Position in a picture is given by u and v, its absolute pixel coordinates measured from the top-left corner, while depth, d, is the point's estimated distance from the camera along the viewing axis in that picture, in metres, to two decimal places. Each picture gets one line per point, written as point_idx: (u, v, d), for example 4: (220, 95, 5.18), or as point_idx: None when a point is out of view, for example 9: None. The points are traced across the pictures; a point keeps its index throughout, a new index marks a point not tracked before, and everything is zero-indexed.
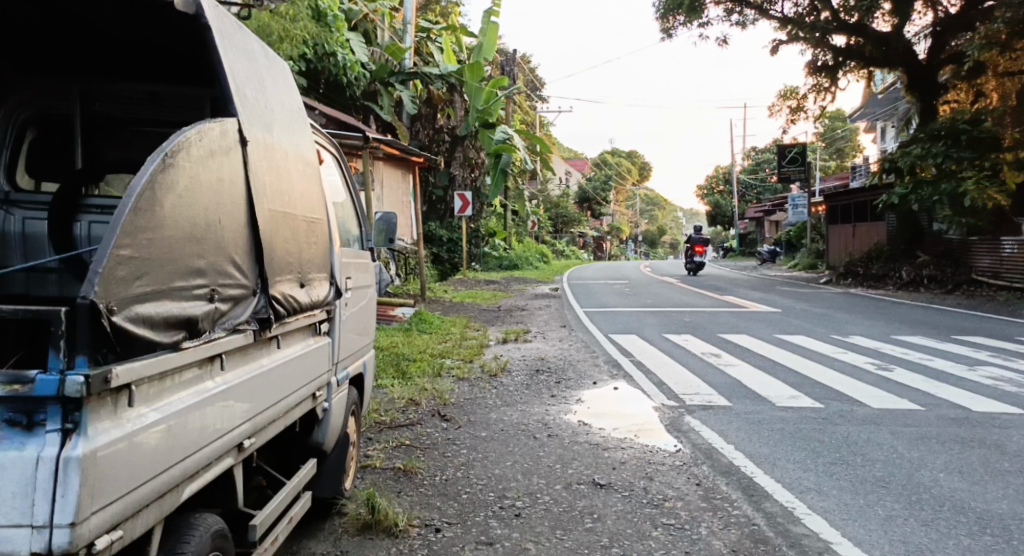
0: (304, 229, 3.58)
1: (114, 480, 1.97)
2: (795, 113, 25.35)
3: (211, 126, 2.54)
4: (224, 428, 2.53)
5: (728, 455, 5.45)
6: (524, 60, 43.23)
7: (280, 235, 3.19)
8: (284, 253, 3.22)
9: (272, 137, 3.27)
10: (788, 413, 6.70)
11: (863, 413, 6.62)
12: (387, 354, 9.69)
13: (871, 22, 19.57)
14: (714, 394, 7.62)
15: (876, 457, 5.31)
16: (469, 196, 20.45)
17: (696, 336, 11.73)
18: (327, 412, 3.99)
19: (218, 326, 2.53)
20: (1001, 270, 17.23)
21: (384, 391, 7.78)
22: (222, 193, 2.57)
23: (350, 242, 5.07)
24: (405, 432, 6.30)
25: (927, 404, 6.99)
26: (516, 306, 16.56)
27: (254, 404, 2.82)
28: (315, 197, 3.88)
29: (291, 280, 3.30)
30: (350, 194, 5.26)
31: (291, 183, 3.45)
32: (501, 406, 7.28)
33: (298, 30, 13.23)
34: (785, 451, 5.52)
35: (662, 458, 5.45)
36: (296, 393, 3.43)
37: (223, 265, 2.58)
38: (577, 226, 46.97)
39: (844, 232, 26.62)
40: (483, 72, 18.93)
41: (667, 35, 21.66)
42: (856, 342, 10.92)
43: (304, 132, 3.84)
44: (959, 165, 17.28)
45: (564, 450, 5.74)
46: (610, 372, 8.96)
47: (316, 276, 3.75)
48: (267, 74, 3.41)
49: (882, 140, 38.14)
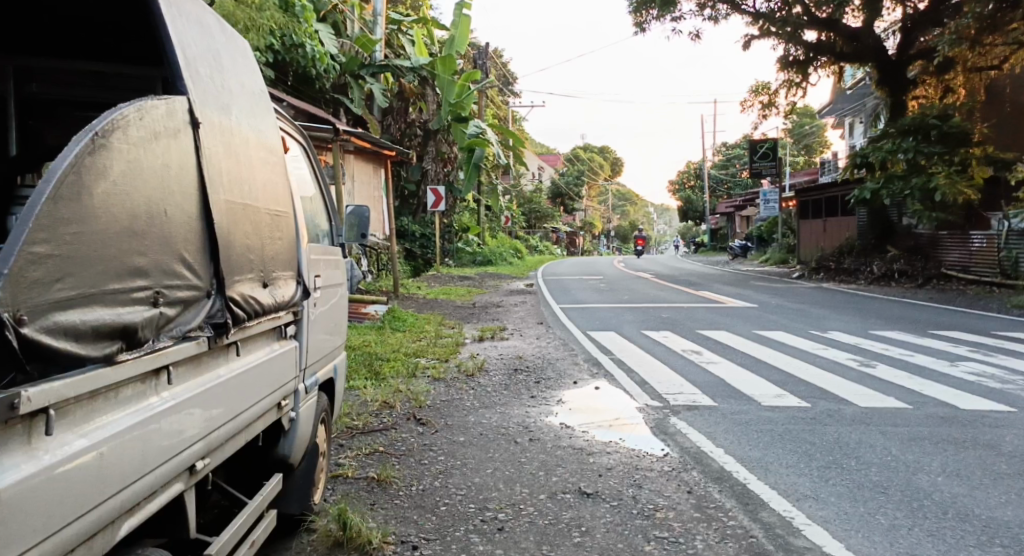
0: (267, 223, 3.25)
1: (25, 523, 1.65)
2: (767, 108, 25.31)
3: (156, 103, 2.23)
4: (171, 450, 2.21)
5: (718, 459, 5.19)
6: (496, 55, 42.97)
7: (239, 229, 2.87)
8: (243, 250, 2.89)
9: (230, 120, 2.95)
10: (775, 413, 6.47)
11: (851, 413, 6.40)
12: (360, 354, 9.37)
13: (841, 18, 19.55)
14: (697, 394, 7.38)
15: (872, 459, 5.08)
16: (442, 190, 20.08)
17: (675, 333, 11.51)
18: (294, 422, 3.68)
19: (163, 334, 2.20)
20: (970, 264, 17.24)
21: (357, 394, 7.45)
22: (168, 181, 2.25)
23: (319, 238, 4.75)
24: (380, 437, 5.99)
25: (914, 402, 6.78)
26: (491, 302, 16.24)
27: (209, 419, 2.50)
28: (280, 188, 3.55)
29: (253, 279, 2.98)
30: (320, 187, 4.95)
31: (252, 173, 3.13)
32: (479, 409, 6.99)
33: (264, 20, 12.87)
34: (776, 454, 5.28)
35: (649, 463, 5.21)
36: (258, 404, 3.12)
37: (169, 264, 2.26)
38: (551, 222, 46.75)
39: (815, 227, 26.64)
40: (455, 66, 18.65)
41: (640, 29, 21.45)
42: (835, 337, 10.75)
43: (268, 118, 3.52)
44: (929, 159, 17.26)
45: (546, 456, 5.46)
46: (591, 371, 8.71)
47: (281, 275, 3.44)
48: (224, 51, 3.09)
49: (850, 136, 38.37)
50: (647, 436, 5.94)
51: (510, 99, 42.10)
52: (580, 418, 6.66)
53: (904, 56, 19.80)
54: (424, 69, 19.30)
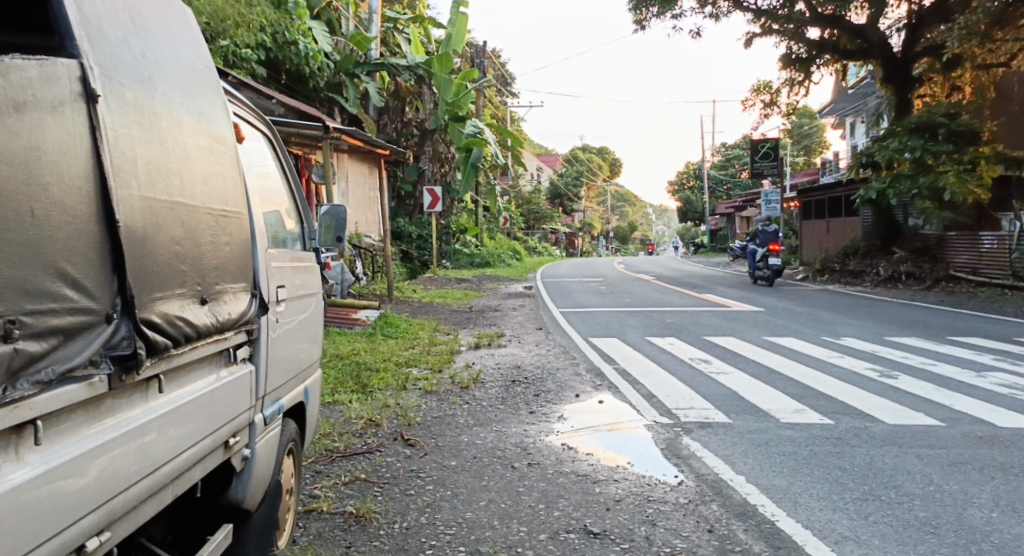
0: (208, 225, 2.68)
1: None
2: (769, 107, 24.77)
3: (17, 66, 1.76)
4: (38, 535, 1.68)
5: (741, 490, 4.61)
6: (493, 56, 42.38)
7: (164, 232, 2.30)
8: (170, 256, 2.33)
9: (157, 97, 2.39)
10: (797, 432, 5.88)
11: (880, 432, 5.82)
12: (347, 364, 8.78)
13: (846, 13, 18.95)
14: (710, 409, 6.78)
15: (914, 490, 4.50)
16: (438, 191, 19.46)
17: (681, 339, 10.93)
18: (249, 460, 3.13)
19: (24, 380, 1.67)
20: (980, 265, 16.72)
21: (339, 410, 6.87)
22: (32, 166, 1.75)
23: (286, 242, 4.18)
24: (363, 462, 5.42)
25: (947, 418, 6.20)
26: (488, 306, 15.63)
27: (111, 483, 1.95)
28: (231, 184, 2.98)
29: (183, 294, 2.42)
30: (287, 181, 4.38)
31: (187, 161, 2.56)
32: (473, 427, 6.41)
33: (254, 16, 12.25)
34: (805, 482, 4.69)
35: (663, 493, 4.63)
36: (197, 447, 2.57)
37: (37, 280, 1.74)
38: (548, 223, 46.07)
39: (818, 227, 26.07)
40: (451, 65, 18.15)
41: (640, 26, 20.85)
42: (850, 344, 10.17)
43: (215, 103, 2.95)
44: (937, 158, 16.68)
45: (547, 485, 4.88)
46: (593, 383, 8.14)
47: (228, 287, 2.86)
48: (154, 15, 2.55)
49: (852, 135, 37.82)
50: (646, 461, 5.34)
51: (507, 100, 41.57)
52: (596, 433, 6.16)
53: (909, 54, 19.20)
54: (419, 68, 18.71)
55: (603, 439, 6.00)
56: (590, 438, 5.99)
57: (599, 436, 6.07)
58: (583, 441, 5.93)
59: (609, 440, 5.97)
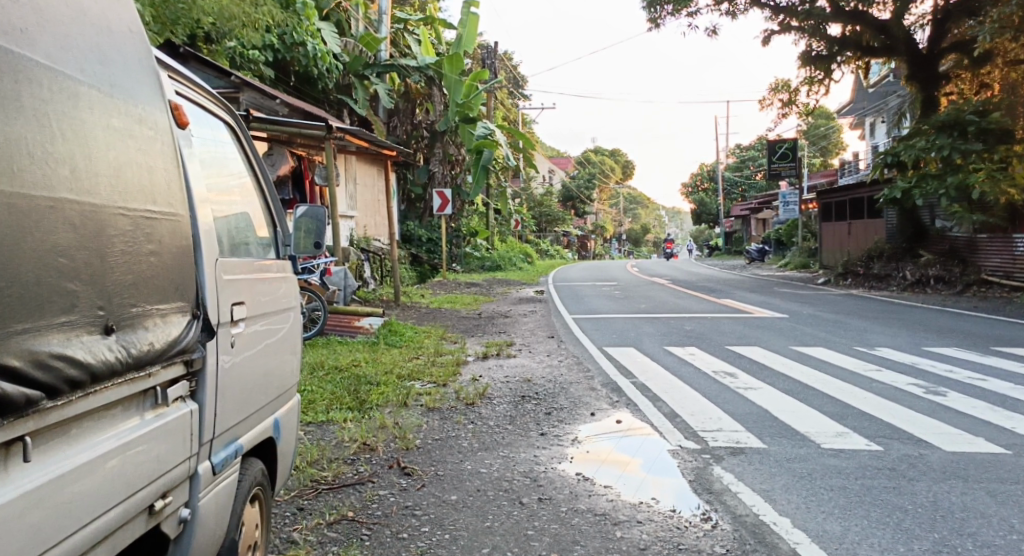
0: (125, 229, 2.09)
1: None
2: (788, 106, 24.02)
3: None
4: None
5: (788, 538, 3.95)
6: (505, 58, 41.78)
7: (34, 232, 1.75)
8: (49, 270, 1.79)
9: (39, 59, 1.86)
10: (843, 462, 5.20)
11: (938, 461, 5.15)
12: (346, 376, 8.15)
13: (870, 9, 18.24)
14: (740, 432, 6.11)
15: (993, 539, 3.84)
16: (448, 193, 18.82)
17: (702, 349, 10.27)
18: (189, 522, 2.50)
19: None
20: (1014, 269, 15.96)
21: (332, 431, 6.27)
22: None
23: (255, 248, 3.56)
24: (352, 495, 4.80)
25: (1010, 444, 5.53)
26: (498, 312, 15.03)
27: None
28: (166, 175, 2.38)
29: (68, 323, 1.85)
30: (257, 178, 3.75)
31: (88, 145, 2.00)
32: (478, 452, 5.77)
33: (260, 15, 10.98)
34: (862, 529, 4.03)
35: (696, 541, 3.99)
36: (101, 521, 1.98)
37: None
38: (561, 226, 45.34)
39: (839, 230, 25.24)
40: (463, 65, 17.36)
41: (656, 24, 20.15)
42: (885, 355, 9.48)
43: (143, 77, 2.35)
44: (966, 157, 15.81)
45: (561, 528, 4.24)
46: (609, 399, 7.48)
47: (154, 308, 2.24)
48: None
49: (870, 136, 36.99)
50: (672, 483, 4.94)
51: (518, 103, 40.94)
52: (612, 442, 5.98)
53: (936, 50, 18.40)
54: (430, 69, 18.03)
55: (616, 447, 5.82)
56: (605, 446, 5.83)
57: (615, 445, 5.90)
58: (597, 451, 5.73)
59: (625, 448, 5.80)
